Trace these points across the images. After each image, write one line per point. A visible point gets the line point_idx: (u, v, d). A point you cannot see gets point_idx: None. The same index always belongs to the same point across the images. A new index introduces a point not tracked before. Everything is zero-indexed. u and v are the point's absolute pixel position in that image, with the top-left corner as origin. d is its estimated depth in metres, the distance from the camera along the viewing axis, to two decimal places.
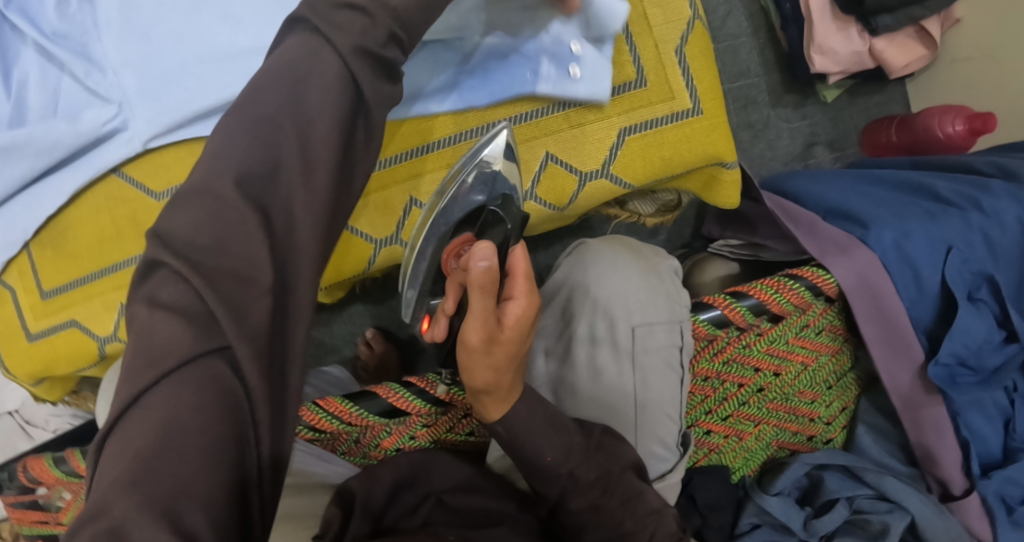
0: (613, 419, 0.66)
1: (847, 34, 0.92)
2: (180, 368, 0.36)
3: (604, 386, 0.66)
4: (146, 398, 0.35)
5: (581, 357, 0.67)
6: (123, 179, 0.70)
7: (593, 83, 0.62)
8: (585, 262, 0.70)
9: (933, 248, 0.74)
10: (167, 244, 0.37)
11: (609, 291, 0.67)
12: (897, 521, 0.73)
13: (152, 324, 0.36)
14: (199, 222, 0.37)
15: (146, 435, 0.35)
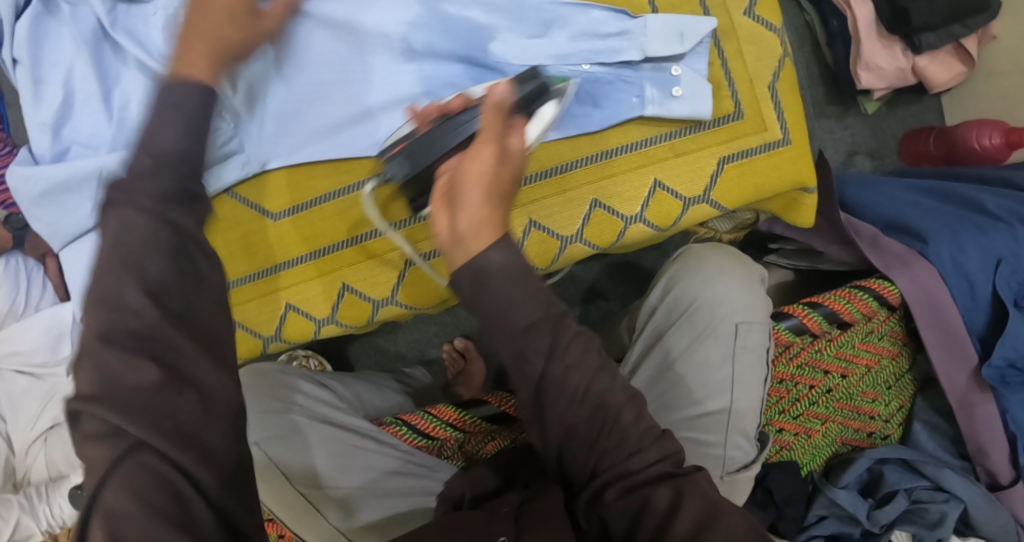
0: (702, 406, 0.69)
1: (892, 51, 0.96)
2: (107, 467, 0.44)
3: (703, 374, 0.69)
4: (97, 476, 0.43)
5: (684, 349, 0.70)
6: (236, 200, 0.73)
7: (694, 103, 0.70)
8: (684, 258, 0.74)
9: (983, 260, 0.79)
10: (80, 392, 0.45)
11: (716, 288, 0.71)
12: (953, 510, 0.80)
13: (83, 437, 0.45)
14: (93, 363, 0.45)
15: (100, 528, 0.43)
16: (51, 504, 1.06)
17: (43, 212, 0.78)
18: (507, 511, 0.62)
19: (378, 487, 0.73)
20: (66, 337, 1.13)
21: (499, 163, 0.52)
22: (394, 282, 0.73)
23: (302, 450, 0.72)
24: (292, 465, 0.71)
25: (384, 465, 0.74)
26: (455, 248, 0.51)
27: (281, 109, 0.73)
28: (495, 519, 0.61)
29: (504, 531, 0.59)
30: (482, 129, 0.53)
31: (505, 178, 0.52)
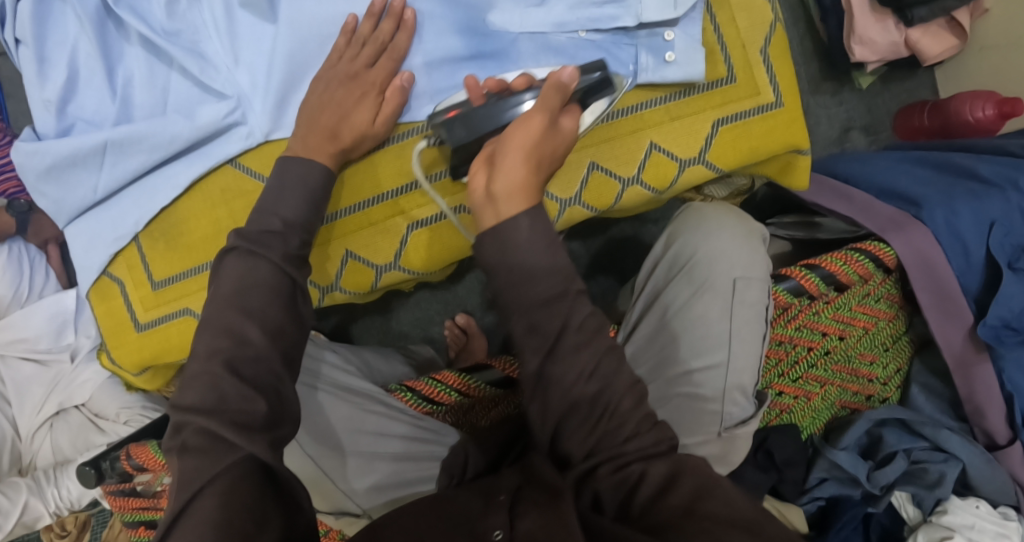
0: (701, 359, 0.71)
1: (884, 25, 0.97)
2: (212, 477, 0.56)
3: (702, 327, 0.71)
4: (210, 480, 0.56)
5: (683, 302, 0.72)
6: (240, 170, 0.77)
7: (688, 66, 0.71)
8: (687, 215, 0.75)
9: (976, 223, 0.80)
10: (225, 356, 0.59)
11: (716, 243, 0.72)
12: (952, 470, 0.81)
13: (222, 380, 0.58)
14: (231, 330, 0.60)
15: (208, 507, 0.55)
16: (59, 486, 1.07)
17: (49, 189, 0.79)
18: (502, 500, 0.59)
19: (387, 452, 0.76)
20: (70, 324, 1.13)
21: (544, 136, 0.58)
22: (397, 247, 0.74)
23: (318, 414, 0.76)
24: (318, 421, 0.75)
25: (393, 431, 0.76)
26: (489, 206, 0.56)
27: (286, 81, 0.76)
28: (490, 509, 0.58)
29: (501, 522, 0.56)
30: (540, 101, 0.59)
31: (546, 149, 0.58)
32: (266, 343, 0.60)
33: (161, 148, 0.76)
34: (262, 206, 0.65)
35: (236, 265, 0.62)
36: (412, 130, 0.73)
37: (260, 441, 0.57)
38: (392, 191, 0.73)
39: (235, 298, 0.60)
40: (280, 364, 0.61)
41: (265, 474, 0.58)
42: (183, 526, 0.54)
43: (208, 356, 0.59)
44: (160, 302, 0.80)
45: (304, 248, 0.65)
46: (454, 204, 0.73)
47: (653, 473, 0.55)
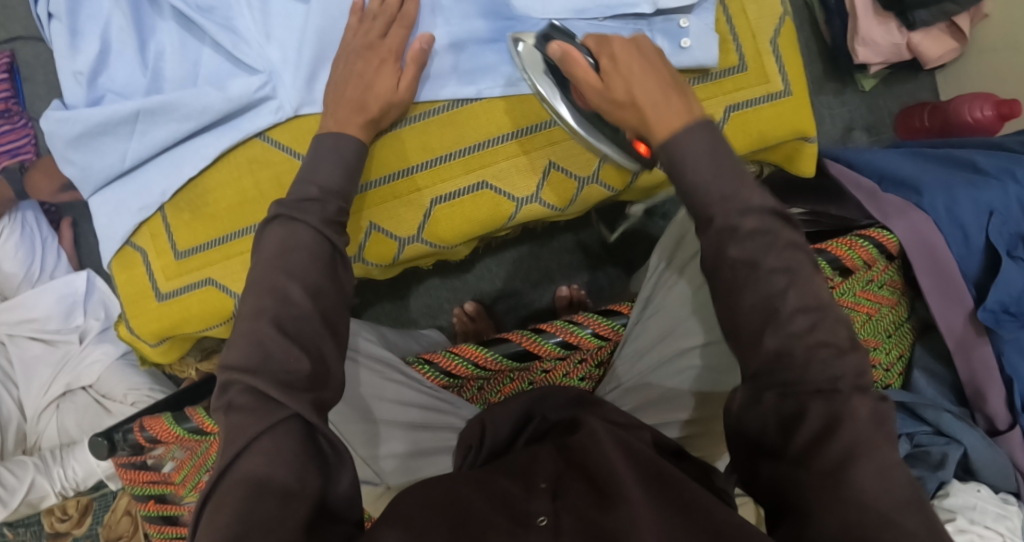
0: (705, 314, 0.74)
1: (887, 27, 1.01)
2: (252, 442, 0.57)
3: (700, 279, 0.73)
4: (255, 443, 0.56)
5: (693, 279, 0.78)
6: (268, 143, 0.79)
7: (703, 51, 0.74)
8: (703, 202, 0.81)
9: (976, 211, 0.83)
10: (267, 321, 0.60)
11: None
12: (954, 452, 0.82)
13: (267, 342, 0.59)
14: (272, 293, 0.61)
15: (250, 470, 0.56)
16: (65, 465, 1.07)
17: (78, 156, 0.80)
18: (543, 487, 0.61)
19: (413, 423, 0.79)
20: (80, 304, 1.14)
21: (641, 72, 0.63)
22: (420, 220, 0.76)
23: (351, 384, 0.78)
24: (354, 389, 0.78)
25: (421, 404, 0.79)
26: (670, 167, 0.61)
27: (317, 57, 0.78)
28: (533, 495, 0.60)
29: (545, 509, 0.58)
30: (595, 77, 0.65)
31: (648, 71, 0.63)
32: (308, 303, 0.61)
33: (191, 119, 0.78)
34: (300, 176, 0.67)
35: (278, 231, 0.63)
36: (436, 109, 0.75)
37: (303, 399, 0.59)
38: (417, 165, 0.75)
39: (279, 261, 0.62)
40: (320, 325, 0.62)
41: (309, 434, 0.59)
42: (230, 478, 0.56)
43: (254, 316, 0.61)
44: (182, 272, 0.81)
45: (341, 214, 0.67)
46: (477, 179, 0.76)
47: (811, 414, 0.54)
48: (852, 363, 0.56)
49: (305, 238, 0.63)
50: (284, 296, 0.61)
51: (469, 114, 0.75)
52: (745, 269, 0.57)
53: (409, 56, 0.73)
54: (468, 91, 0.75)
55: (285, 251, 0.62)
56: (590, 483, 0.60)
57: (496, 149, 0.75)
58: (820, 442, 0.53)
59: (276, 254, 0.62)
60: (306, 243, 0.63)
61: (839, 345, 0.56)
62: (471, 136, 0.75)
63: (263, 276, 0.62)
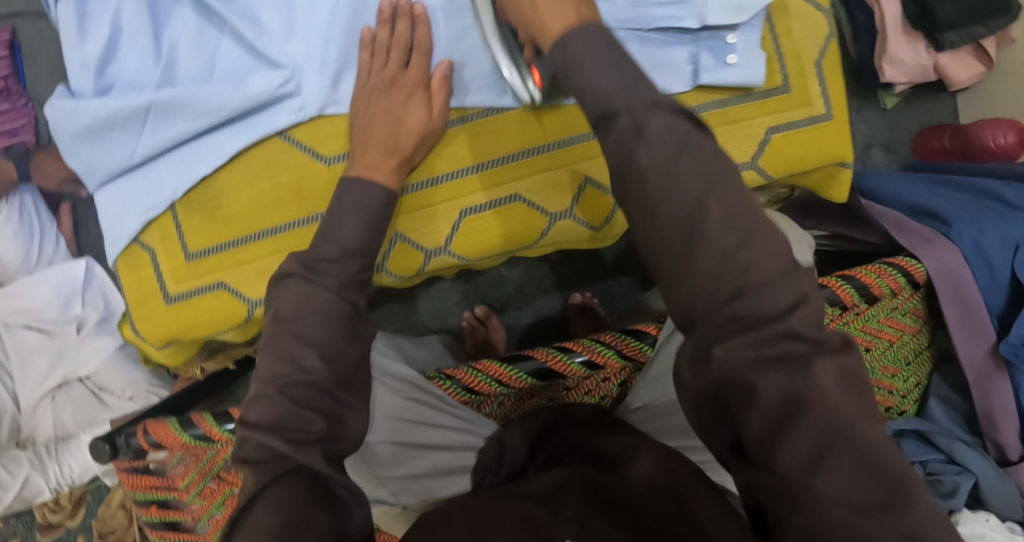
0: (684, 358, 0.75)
1: (915, 47, 1.00)
2: (265, 492, 0.55)
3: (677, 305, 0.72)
4: (269, 491, 0.55)
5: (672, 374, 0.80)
6: (289, 143, 0.76)
7: (748, 69, 0.74)
8: None
9: (1001, 242, 0.83)
10: (281, 385, 0.59)
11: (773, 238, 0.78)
12: (965, 481, 0.83)
13: (282, 408, 0.58)
14: (290, 349, 0.59)
15: (266, 517, 0.54)
16: (60, 462, 1.05)
17: (84, 150, 0.76)
18: (570, 514, 0.59)
19: (433, 441, 0.79)
20: (78, 295, 1.11)
21: None
22: (449, 232, 0.75)
23: (375, 403, 0.79)
24: (379, 409, 0.79)
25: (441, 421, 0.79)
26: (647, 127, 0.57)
27: (344, 56, 0.75)
28: (560, 520, 0.58)
29: (570, 533, 0.57)
30: None
31: None
32: (322, 370, 0.60)
33: (207, 115, 0.75)
34: (322, 234, 0.65)
35: (296, 291, 0.62)
36: (467, 116, 0.74)
37: (314, 451, 0.58)
38: (444, 176, 0.74)
39: (293, 323, 0.60)
40: (336, 392, 0.60)
41: (319, 483, 0.57)
42: (241, 534, 0.54)
43: (267, 380, 0.59)
44: (193, 275, 0.78)
45: (361, 274, 0.65)
46: (509, 192, 0.75)
47: (765, 395, 0.48)
48: (789, 292, 0.49)
49: (321, 300, 0.61)
50: (299, 360, 0.59)
51: (504, 124, 0.74)
52: (656, 176, 0.52)
53: (439, 96, 0.72)
54: (506, 100, 0.74)
55: (303, 310, 0.61)
56: (628, 511, 0.61)
57: (529, 161, 0.75)
58: (781, 427, 0.48)
59: (292, 313, 0.61)
60: (322, 300, 0.61)
61: (779, 266, 0.50)
62: (505, 147, 0.74)
63: (279, 334, 0.60)
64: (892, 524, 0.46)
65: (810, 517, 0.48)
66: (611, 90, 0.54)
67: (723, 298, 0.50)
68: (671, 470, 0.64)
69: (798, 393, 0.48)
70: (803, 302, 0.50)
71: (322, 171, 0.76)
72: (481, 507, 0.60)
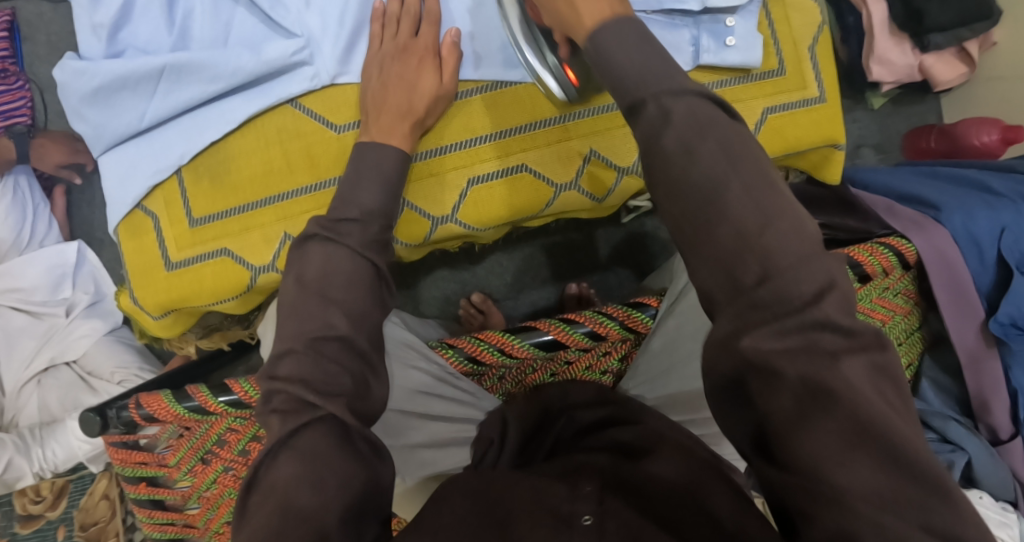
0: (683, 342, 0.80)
1: (902, 49, 1.04)
2: (294, 438, 0.58)
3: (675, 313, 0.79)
4: (298, 436, 0.58)
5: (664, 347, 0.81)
6: (300, 111, 0.76)
7: (747, 52, 0.76)
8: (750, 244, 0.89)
9: (989, 227, 0.85)
10: (302, 341, 0.61)
11: None
12: (959, 459, 0.85)
13: (311, 362, 0.60)
14: (319, 307, 0.62)
15: (294, 465, 0.57)
16: (45, 447, 1.02)
17: (93, 113, 0.76)
18: (588, 492, 0.57)
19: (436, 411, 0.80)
20: (68, 277, 1.09)
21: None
22: (456, 200, 0.75)
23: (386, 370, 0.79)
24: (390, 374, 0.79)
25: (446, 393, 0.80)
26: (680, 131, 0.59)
27: (358, 26, 0.76)
28: (577, 497, 0.56)
29: (589, 510, 0.54)
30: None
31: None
32: (351, 329, 0.62)
33: (220, 80, 0.75)
34: (342, 197, 0.67)
35: (318, 252, 0.64)
36: (474, 88, 0.75)
37: (338, 402, 0.60)
38: (452, 145, 0.75)
39: (319, 285, 0.63)
40: (366, 348, 0.63)
41: (345, 434, 0.60)
42: (268, 476, 0.58)
43: (294, 337, 0.61)
44: (195, 241, 0.78)
45: (382, 234, 0.67)
46: (517, 162, 0.76)
47: (787, 380, 0.49)
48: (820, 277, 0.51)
49: (346, 262, 0.64)
50: (327, 316, 0.62)
51: (511, 97, 0.75)
52: (682, 158, 0.53)
53: (449, 61, 0.73)
54: (514, 74, 0.75)
55: (331, 271, 0.63)
56: (643, 501, 0.57)
57: (538, 133, 0.76)
58: (809, 416, 0.49)
59: (319, 274, 0.63)
60: (346, 262, 0.64)
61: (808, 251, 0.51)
62: (513, 119, 0.75)
63: (306, 295, 0.62)
64: (914, 520, 0.47)
65: (835, 509, 0.48)
66: (642, 75, 0.56)
67: (747, 282, 0.51)
68: (699, 472, 0.60)
69: (823, 382, 0.49)
70: (829, 289, 0.50)
71: (331, 139, 0.76)
72: (496, 493, 0.57)
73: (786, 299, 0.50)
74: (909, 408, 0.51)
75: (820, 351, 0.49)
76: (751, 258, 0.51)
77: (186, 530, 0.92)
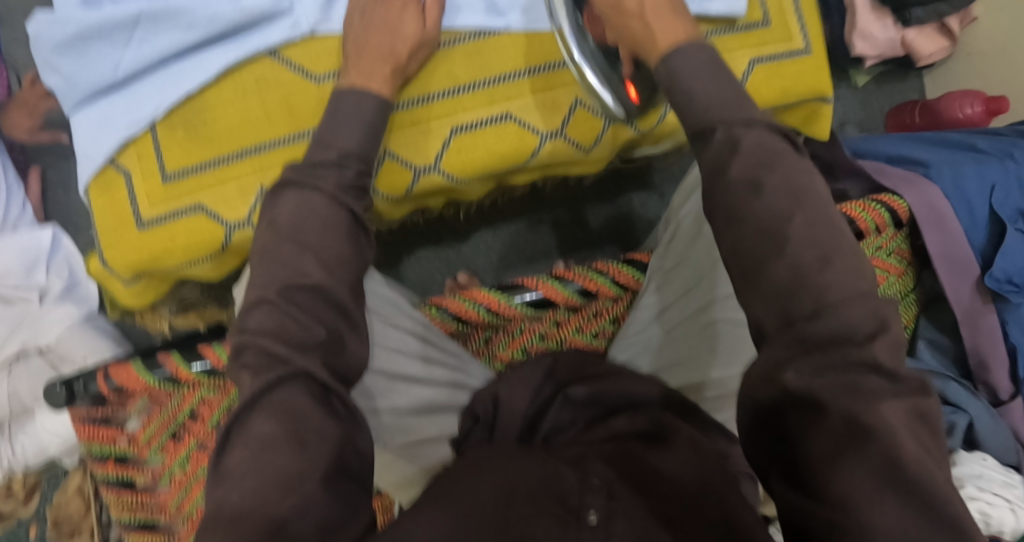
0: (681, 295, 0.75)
1: (883, 23, 1.05)
2: (265, 397, 0.53)
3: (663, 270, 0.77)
4: (271, 394, 0.53)
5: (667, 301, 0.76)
6: (279, 61, 0.75)
7: (731, 1, 0.75)
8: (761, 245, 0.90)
9: (980, 184, 0.84)
10: (274, 289, 0.57)
11: None
12: (961, 419, 0.82)
13: (282, 311, 0.56)
14: (292, 253, 0.58)
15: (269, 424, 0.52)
16: (13, 442, 0.96)
17: (65, 64, 0.74)
18: (596, 484, 0.53)
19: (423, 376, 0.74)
20: (42, 261, 1.06)
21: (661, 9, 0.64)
22: (439, 149, 0.74)
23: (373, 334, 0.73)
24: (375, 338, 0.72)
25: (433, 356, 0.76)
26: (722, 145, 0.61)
27: None
28: (586, 489, 0.53)
29: (598, 504, 0.52)
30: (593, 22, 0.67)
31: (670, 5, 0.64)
32: (324, 276, 0.58)
33: (197, 27, 0.73)
34: (319, 141, 0.65)
35: (292, 200, 0.60)
36: (456, 37, 0.73)
37: (313, 356, 0.56)
38: (437, 94, 0.73)
39: (292, 231, 0.59)
40: (343, 295, 0.59)
41: (322, 393, 0.55)
42: (241, 437, 0.53)
43: (265, 285, 0.58)
44: (169, 197, 0.75)
45: (358, 179, 0.64)
46: (500, 111, 0.74)
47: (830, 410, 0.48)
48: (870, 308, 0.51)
49: (319, 208, 0.60)
50: (299, 264, 0.58)
51: (494, 45, 0.74)
52: (746, 189, 0.55)
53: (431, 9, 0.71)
54: (497, 22, 0.73)
55: (305, 216, 0.60)
56: (654, 497, 0.54)
57: (522, 81, 0.74)
58: (842, 452, 0.47)
59: (292, 220, 0.60)
60: (320, 208, 0.60)
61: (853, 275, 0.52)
62: (496, 67, 0.74)
63: (279, 242, 0.59)
64: None
65: None
66: (706, 102, 0.58)
67: (800, 314, 0.51)
68: (717, 486, 0.57)
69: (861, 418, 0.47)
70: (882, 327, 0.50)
71: (312, 90, 0.75)
72: (494, 477, 0.53)
73: (841, 327, 0.50)
74: (935, 452, 0.49)
75: (861, 392, 0.48)
76: (808, 290, 0.51)
77: (157, 514, 0.87)
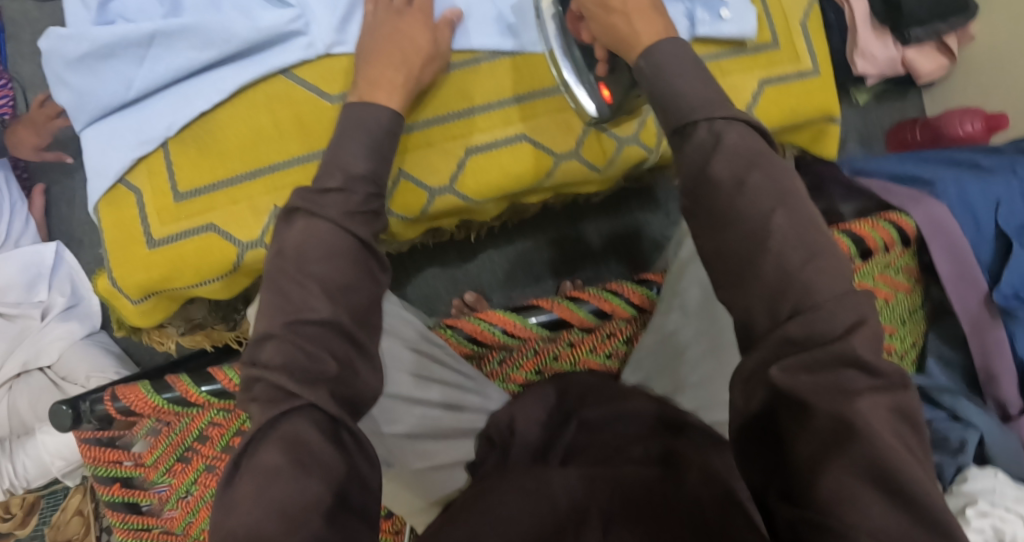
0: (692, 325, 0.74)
1: (884, 42, 1.05)
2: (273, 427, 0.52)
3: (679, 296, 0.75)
4: (279, 423, 0.53)
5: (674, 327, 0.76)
6: (293, 81, 0.75)
7: (742, 23, 0.77)
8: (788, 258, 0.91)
9: (983, 200, 0.86)
10: (285, 322, 0.55)
11: None
12: (972, 436, 0.83)
13: (292, 343, 0.55)
14: (300, 284, 0.56)
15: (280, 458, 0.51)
16: (14, 461, 0.96)
17: (77, 81, 0.74)
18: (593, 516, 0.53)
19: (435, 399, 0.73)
20: (44, 278, 1.05)
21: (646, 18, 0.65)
22: (454, 169, 0.74)
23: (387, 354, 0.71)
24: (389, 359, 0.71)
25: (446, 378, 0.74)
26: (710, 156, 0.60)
27: None
28: (582, 524, 0.53)
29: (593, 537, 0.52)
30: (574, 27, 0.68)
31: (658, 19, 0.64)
32: (330, 308, 0.56)
33: (213, 46, 0.73)
34: (327, 161, 0.62)
35: (298, 229, 0.58)
36: (471, 59, 0.74)
37: (321, 390, 0.54)
38: (452, 114, 0.74)
39: (299, 260, 0.57)
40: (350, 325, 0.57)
41: (332, 427, 0.54)
42: (250, 464, 0.52)
43: (272, 318, 0.56)
44: (178, 216, 0.75)
45: (367, 203, 0.61)
46: (515, 132, 0.75)
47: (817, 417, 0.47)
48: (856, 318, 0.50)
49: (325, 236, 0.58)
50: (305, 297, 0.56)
51: (509, 66, 0.75)
52: (733, 191, 0.54)
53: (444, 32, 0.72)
54: (511, 44, 0.75)
55: (311, 245, 0.57)
56: (651, 524, 0.53)
57: (536, 103, 0.75)
58: (827, 458, 0.46)
59: (298, 249, 0.57)
60: (326, 236, 0.58)
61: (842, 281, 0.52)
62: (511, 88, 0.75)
63: (287, 271, 0.57)
64: None
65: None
66: (702, 112, 0.57)
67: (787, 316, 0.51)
68: (728, 505, 0.54)
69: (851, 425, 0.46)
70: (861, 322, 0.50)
71: (325, 108, 0.75)
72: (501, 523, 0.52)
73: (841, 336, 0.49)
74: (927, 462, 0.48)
75: (842, 391, 0.48)
76: (796, 296, 0.51)
77: (162, 537, 0.86)
